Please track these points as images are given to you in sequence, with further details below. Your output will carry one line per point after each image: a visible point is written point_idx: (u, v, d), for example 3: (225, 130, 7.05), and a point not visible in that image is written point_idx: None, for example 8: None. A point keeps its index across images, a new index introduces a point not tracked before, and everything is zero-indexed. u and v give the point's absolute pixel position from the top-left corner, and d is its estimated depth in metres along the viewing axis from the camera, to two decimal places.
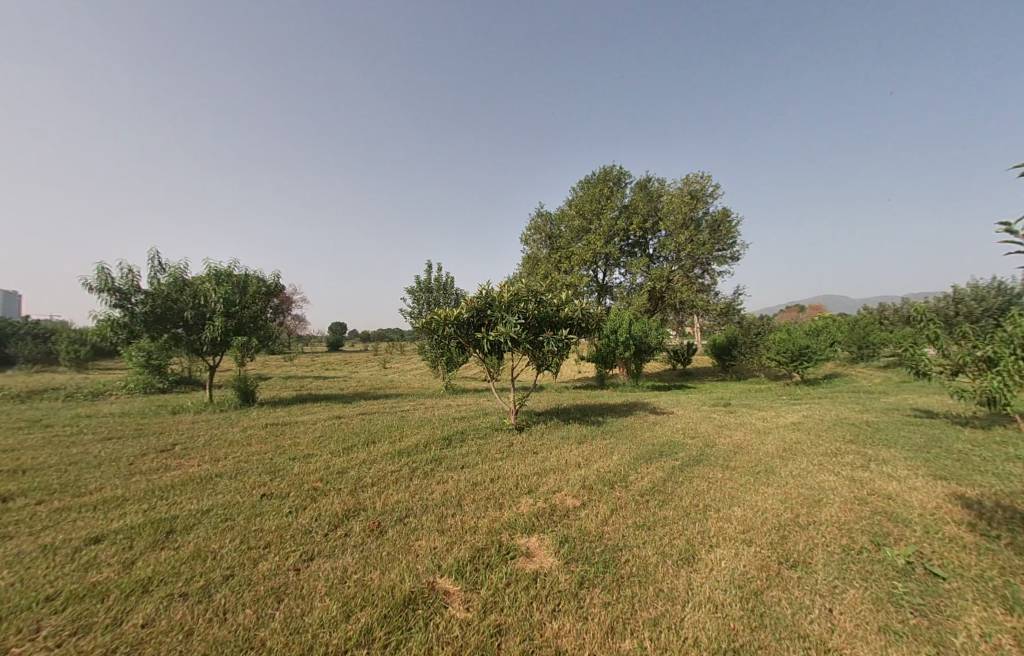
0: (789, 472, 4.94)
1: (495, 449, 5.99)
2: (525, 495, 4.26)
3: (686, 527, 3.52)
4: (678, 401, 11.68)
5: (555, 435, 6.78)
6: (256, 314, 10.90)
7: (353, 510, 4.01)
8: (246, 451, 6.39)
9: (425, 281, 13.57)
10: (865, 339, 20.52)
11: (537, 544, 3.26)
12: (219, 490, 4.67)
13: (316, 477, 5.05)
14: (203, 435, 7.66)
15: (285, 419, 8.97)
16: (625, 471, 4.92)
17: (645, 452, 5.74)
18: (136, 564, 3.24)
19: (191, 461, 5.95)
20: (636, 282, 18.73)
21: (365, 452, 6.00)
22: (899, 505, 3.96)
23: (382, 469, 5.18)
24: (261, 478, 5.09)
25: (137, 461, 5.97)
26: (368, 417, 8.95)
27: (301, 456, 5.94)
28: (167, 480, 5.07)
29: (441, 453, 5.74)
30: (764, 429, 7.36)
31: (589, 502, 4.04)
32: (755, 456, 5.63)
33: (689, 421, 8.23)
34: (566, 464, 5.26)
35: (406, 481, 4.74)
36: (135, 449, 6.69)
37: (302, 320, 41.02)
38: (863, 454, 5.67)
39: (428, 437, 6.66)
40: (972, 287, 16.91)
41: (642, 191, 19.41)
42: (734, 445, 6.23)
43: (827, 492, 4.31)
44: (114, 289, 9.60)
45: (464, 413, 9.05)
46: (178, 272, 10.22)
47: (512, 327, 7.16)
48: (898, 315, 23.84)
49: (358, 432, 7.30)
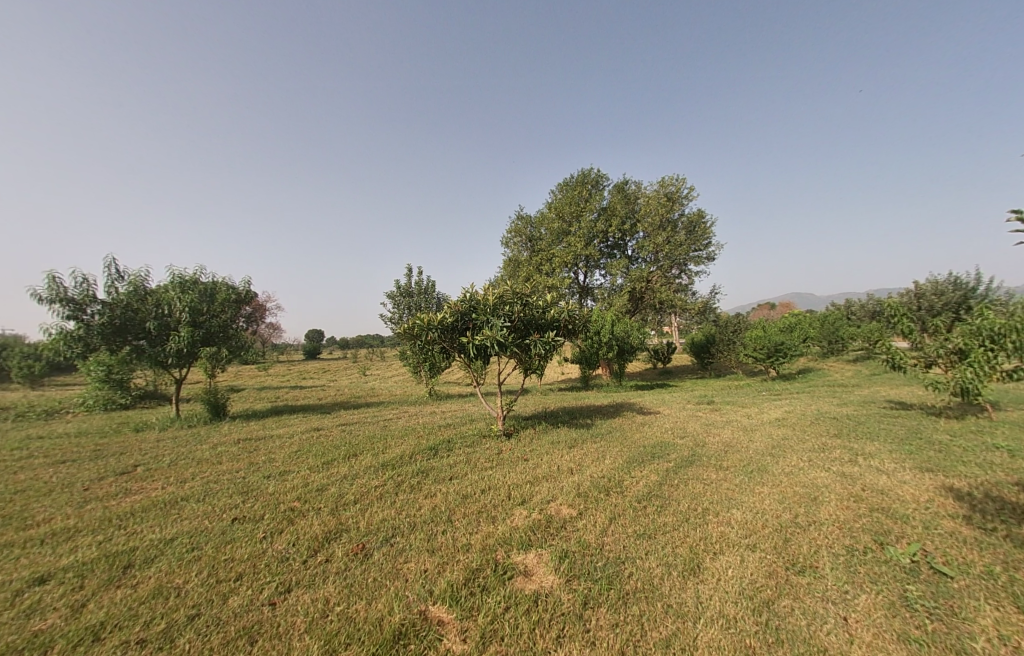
0: (781, 470, 4.90)
1: (483, 458, 5.77)
2: (518, 506, 4.06)
3: (688, 534, 3.39)
4: (663, 400, 11.70)
5: (544, 440, 6.61)
6: (225, 323, 10.36)
7: (335, 531, 3.73)
8: (216, 470, 5.98)
9: (405, 286, 13.23)
10: (835, 333, 21.18)
11: (535, 560, 3.07)
12: (185, 516, 4.30)
13: (293, 495, 4.72)
14: (168, 454, 7.15)
15: (259, 433, 8.50)
16: (619, 475, 4.78)
17: (637, 455, 5.62)
18: (86, 607, 2.89)
19: (153, 483, 5.51)
20: (616, 283, 18.85)
21: (346, 466, 5.68)
22: (893, 499, 3.95)
23: (365, 484, 4.89)
24: (232, 499, 4.73)
25: (93, 486, 5.49)
26: (349, 428, 8.58)
27: (277, 474, 5.58)
28: (127, 507, 4.65)
29: (428, 464, 5.49)
30: (751, 426, 7.37)
31: (585, 511, 3.87)
32: (746, 454, 5.59)
33: (677, 420, 8.20)
34: (558, 470, 5.09)
35: (391, 496, 4.47)
36: (91, 472, 6.17)
37: (277, 328, 39.74)
38: (850, 449, 5.71)
39: (413, 447, 6.38)
40: (933, 282, 17.66)
41: (620, 193, 19.59)
42: (725, 443, 6.19)
43: (822, 489, 4.26)
44: (68, 299, 8.95)
45: (449, 420, 8.78)
46: (138, 280, 9.62)
47: (498, 330, 6.97)
48: (864, 309, 24.73)
49: (338, 445, 6.95)
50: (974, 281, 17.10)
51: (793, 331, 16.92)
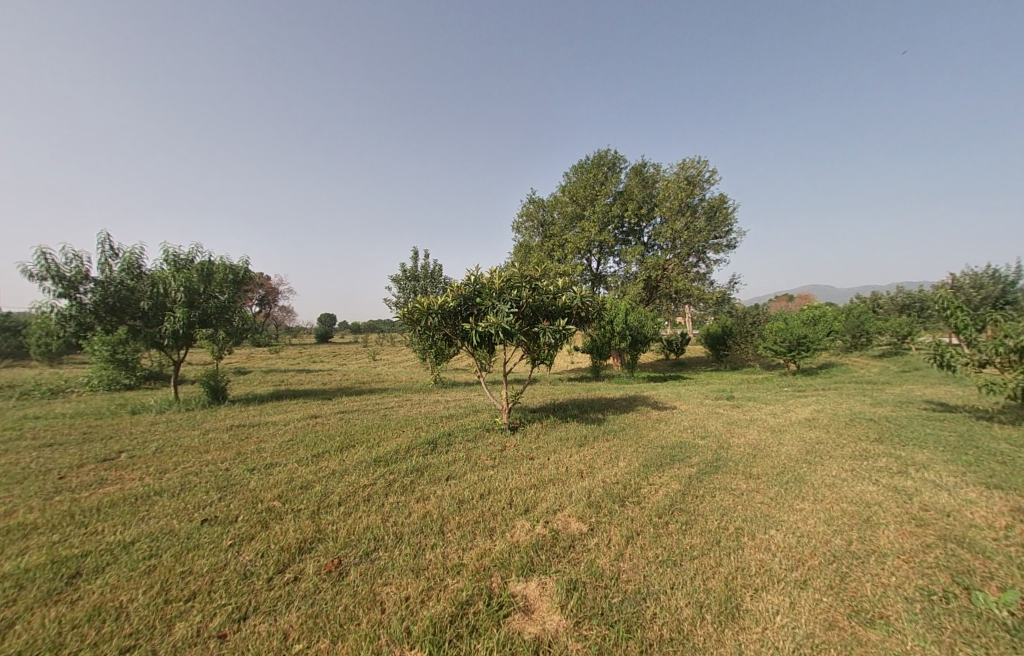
0: (822, 481, 4.29)
1: (484, 455, 5.27)
2: (520, 517, 3.55)
3: (721, 563, 2.84)
4: (678, 394, 11.06)
5: (552, 437, 6.09)
6: (223, 304, 10.03)
7: (311, 541, 3.29)
8: (200, 460, 5.59)
9: (411, 269, 12.75)
10: (861, 326, 20.12)
11: (537, 592, 2.57)
12: (152, 515, 3.90)
13: (273, 493, 4.29)
14: (156, 440, 6.81)
15: (254, 419, 8.14)
16: (635, 482, 4.24)
17: (655, 457, 5.06)
18: (10, 629, 2.48)
19: (132, 474, 5.14)
20: (630, 271, 18.11)
21: (337, 460, 5.24)
22: (963, 524, 3.34)
23: (353, 483, 4.43)
24: (208, 495, 4.32)
25: (70, 475, 5.15)
26: (347, 416, 8.17)
27: (262, 466, 5.16)
28: (94, 501, 4.27)
29: (424, 461, 5.01)
30: (778, 426, 6.74)
31: (598, 526, 3.34)
32: (778, 460, 4.99)
33: (695, 417, 7.60)
34: (566, 473, 4.56)
35: (379, 499, 3.99)
36: (73, 458, 5.85)
37: (289, 312, 39.87)
38: (897, 457, 5.05)
39: (409, 440, 5.91)
40: (971, 274, 16.52)
41: (637, 177, 18.71)
42: (752, 447, 5.57)
43: (875, 508, 3.66)
44: (59, 276, 8.64)
45: (452, 410, 8.30)
46: (133, 258, 9.26)
47: (503, 317, 6.44)
48: (892, 302, 23.47)
49: (332, 435, 6.53)
50: (1015, 275, 15.99)
51: (818, 323, 15.98)
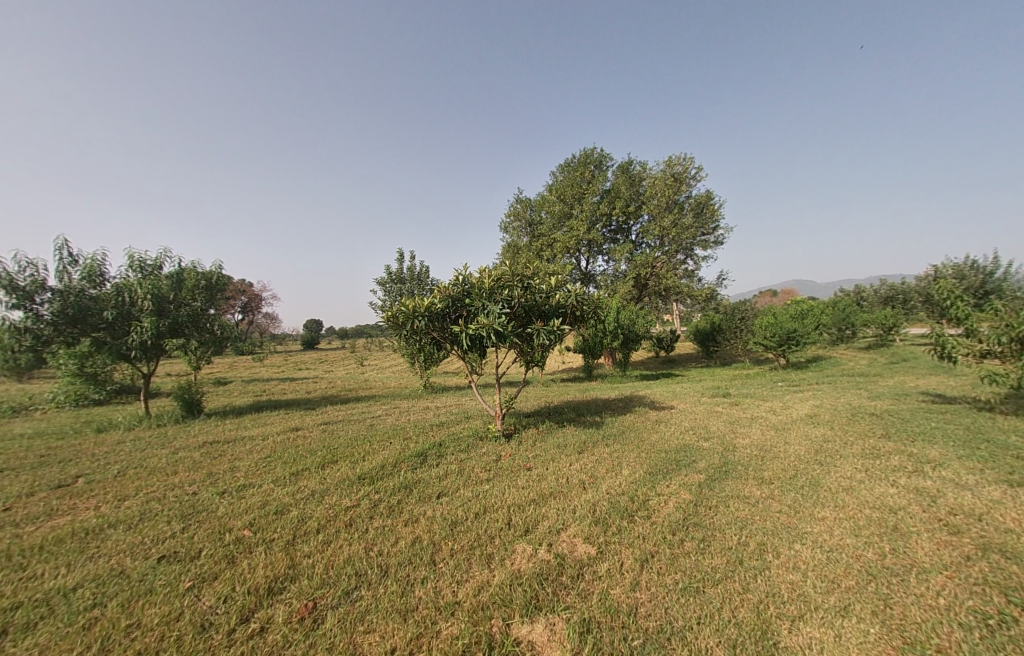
0: (839, 484, 4.03)
1: (478, 467, 4.89)
2: (521, 539, 3.20)
3: (748, 588, 2.54)
4: (674, 393, 10.81)
5: (548, 444, 5.73)
6: (196, 312, 9.49)
7: (283, 579, 2.90)
8: (166, 483, 5.11)
9: (397, 272, 12.34)
10: (847, 319, 20.25)
11: (547, 639, 2.25)
12: (103, 553, 3.45)
13: (243, 521, 3.86)
14: (119, 461, 6.27)
15: (229, 435, 7.60)
16: (642, 492, 3.91)
17: (660, 463, 4.76)
18: None
19: (87, 502, 4.65)
20: (620, 269, 17.93)
21: (317, 479, 4.80)
22: (998, 529, 3.11)
23: (333, 506, 4.01)
24: (168, 526, 3.87)
25: (16, 506, 4.64)
26: (330, 428, 7.70)
27: (234, 489, 4.71)
28: (37, 538, 3.78)
29: (412, 477, 4.61)
30: (781, 424, 6.50)
31: (607, 547, 3.00)
32: (788, 462, 4.74)
33: (695, 417, 7.33)
34: (567, 485, 4.21)
35: (362, 523, 3.60)
36: (23, 486, 5.30)
37: (273, 319, 38.87)
38: (910, 455, 4.83)
39: (397, 453, 5.50)
40: (954, 265, 16.74)
41: (624, 174, 18.58)
42: (758, 448, 5.30)
43: (902, 514, 3.40)
44: (13, 286, 8.01)
45: (442, 418, 7.90)
46: (95, 265, 8.66)
47: (495, 318, 6.08)
48: (876, 295, 23.77)
49: (313, 450, 6.07)
50: (994, 265, 16.26)
51: (806, 317, 15.95)
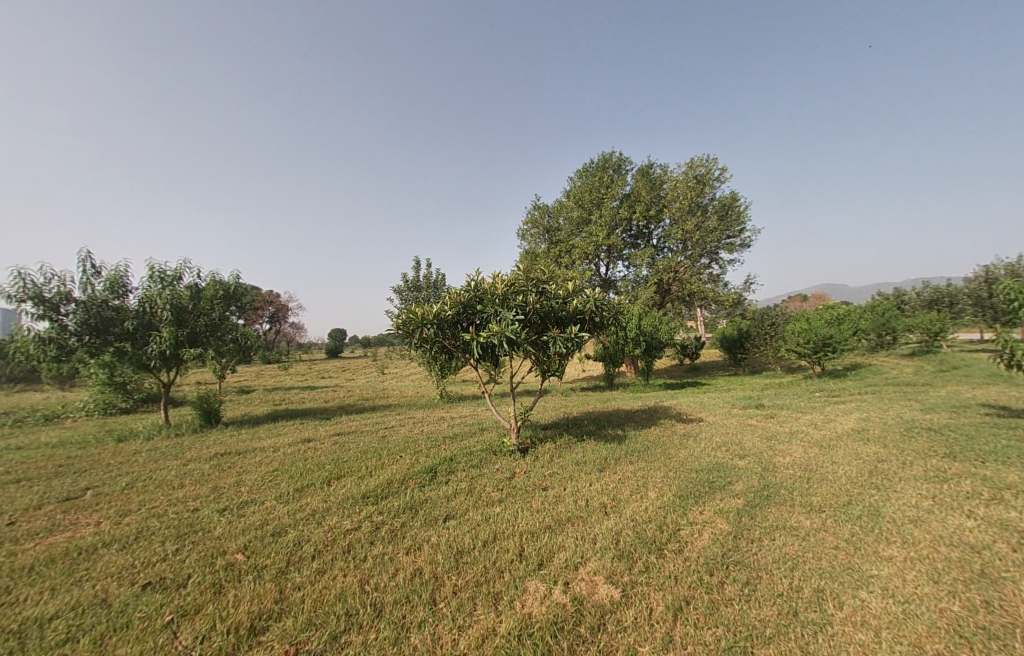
0: (905, 515, 3.47)
1: (490, 486, 4.52)
2: (535, 575, 2.81)
3: (807, 651, 2.09)
4: (702, 404, 10.18)
5: (566, 460, 5.32)
6: (214, 321, 9.58)
7: (268, 616, 2.61)
8: (170, 497, 4.95)
9: (412, 280, 12.22)
10: (887, 324, 18.97)
11: None
12: (91, 577, 3.27)
13: (238, 543, 3.61)
14: (131, 472, 6.20)
15: (242, 446, 7.47)
16: (672, 521, 3.46)
17: (691, 484, 4.28)
18: None
19: (90, 517, 4.52)
20: (641, 275, 17.37)
21: (320, 496, 4.53)
22: None
23: (333, 528, 3.72)
24: (162, 547, 3.66)
25: (22, 520, 4.56)
26: (342, 439, 7.48)
27: (235, 505, 4.49)
28: (29, 557, 3.63)
29: (419, 496, 4.28)
30: (825, 440, 5.88)
31: (633, 589, 2.59)
32: (840, 485, 4.18)
33: (727, 431, 6.75)
34: (586, 509, 3.79)
35: (360, 550, 3.30)
36: (34, 497, 5.27)
37: (298, 329, 39.82)
38: (985, 479, 4.19)
39: (405, 468, 5.18)
40: (1009, 266, 15.47)
41: (644, 178, 18.10)
42: (802, 468, 4.74)
43: (990, 555, 2.84)
44: (40, 298, 8.20)
45: (456, 429, 7.57)
46: (118, 277, 8.81)
47: (508, 325, 5.74)
48: (919, 299, 22.30)
49: (322, 464, 5.84)
50: None
51: (842, 321, 14.95)
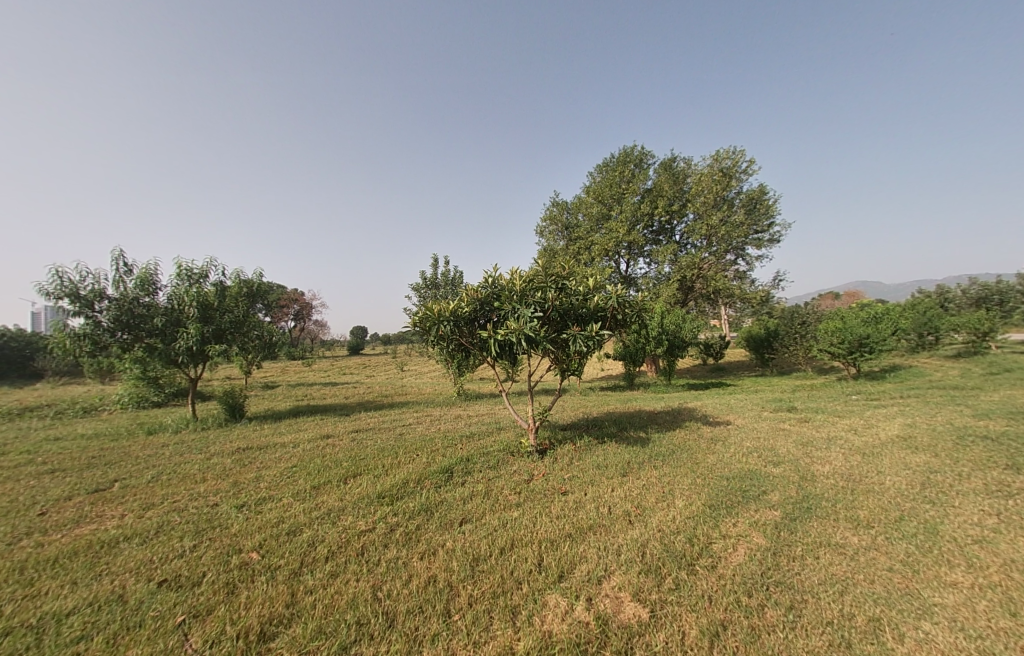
0: (969, 535, 3.13)
1: (508, 489, 4.37)
2: (556, 588, 2.64)
3: None
4: (729, 405, 9.78)
5: (587, 463, 5.11)
6: (238, 318, 9.76)
7: (278, 621, 2.52)
8: (190, 492, 4.99)
9: (430, 277, 12.18)
10: (929, 323, 17.96)
11: None
12: (109, 572, 3.26)
13: (254, 541, 3.56)
14: (156, 465, 6.32)
15: (263, 441, 7.54)
16: (703, 533, 3.22)
17: (722, 493, 4.02)
18: None
19: (115, 510, 4.59)
20: (663, 271, 16.91)
21: (336, 495, 4.46)
22: None
23: (347, 529, 3.63)
24: (179, 543, 3.64)
25: (51, 511, 4.67)
26: (360, 436, 7.46)
27: (253, 502, 4.47)
28: (54, 548, 3.67)
29: (435, 497, 4.17)
30: (867, 448, 5.48)
31: (664, 609, 2.39)
32: (888, 498, 3.84)
33: (758, 436, 6.39)
34: (610, 516, 3.60)
35: (375, 553, 3.19)
36: (65, 489, 5.41)
37: (322, 326, 40.71)
38: None
39: (422, 467, 5.09)
40: None
41: (666, 172, 17.59)
42: (844, 478, 4.39)
43: None
44: (75, 295, 8.49)
45: (474, 428, 7.44)
46: (148, 274, 9.05)
47: (526, 323, 5.56)
48: (964, 296, 20.99)
49: (339, 461, 5.81)
50: None
51: (880, 320, 14.11)
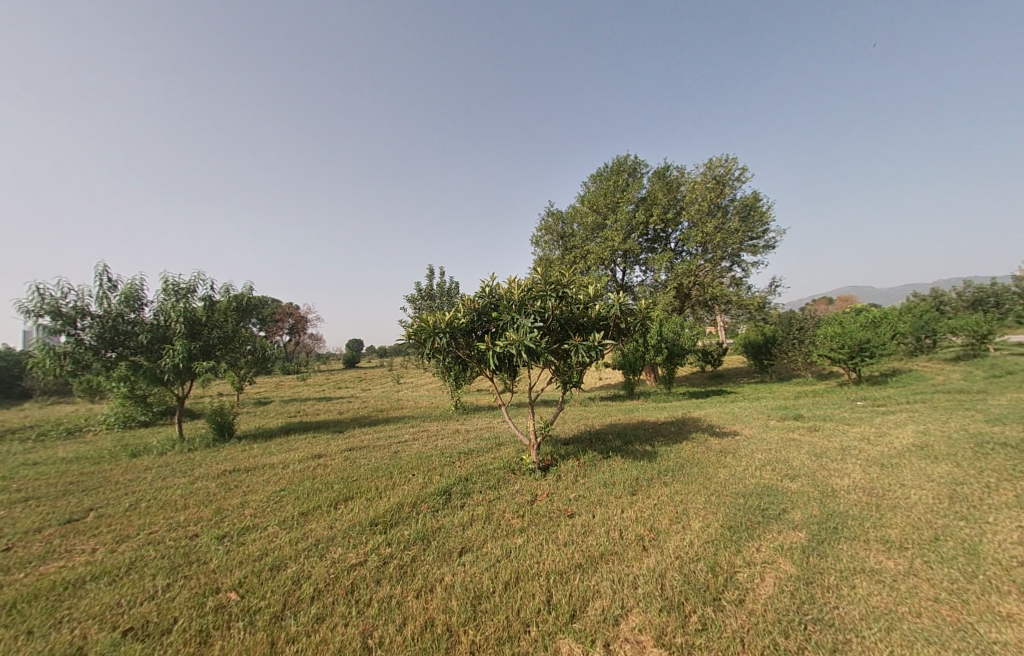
0: (1014, 556, 2.88)
1: (510, 512, 4.08)
2: (568, 634, 2.36)
3: None
4: (734, 414, 9.52)
5: (592, 480, 4.83)
6: (228, 333, 9.44)
7: None
8: (169, 521, 4.65)
9: (425, 288, 11.96)
10: (927, 326, 17.89)
11: None
12: (71, 619, 2.94)
13: (234, 579, 3.25)
14: (137, 491, 5.98)
15: (252, 462, 7.20)
16: (725, 560, 2.95)
17: (740, 512, 3.75)
18: None
19: (87, 543, 4.25)
20: (659, 279, 16.79)
21: (325, 523, 4.14)
22: None
23: (336, 563, 3.32)
24: (152, 582, 3.33)
25: (17, 546, 4.32)
26: (354, 455, 7.13)
27: (235, 533, 4.14)
28: (13, 591, 3.35)
29: (432, 523, 3.87)
30: (884, 458, 5.24)
31: None
32: (919, 515, 3.58)
33: (768, 447, 6.14)
34: (622, 542, 3.32)
35: (367, 591, 2.90)
36: (36, 520, 5.06)
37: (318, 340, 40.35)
38: None
39: (418, 489, 4.78)
40: None
41: (660, 180, 17.59)
42: (867, 492, 4.13)
43: None
44: (57, 312, 8.18)
45: (472, 444, 7.14)
46: (134, 290, 8.75)
47: (526, 333, 5.31)
48: (960, 299, 21.01)
49: (331, 483, 5.49)
50: None
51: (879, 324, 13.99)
